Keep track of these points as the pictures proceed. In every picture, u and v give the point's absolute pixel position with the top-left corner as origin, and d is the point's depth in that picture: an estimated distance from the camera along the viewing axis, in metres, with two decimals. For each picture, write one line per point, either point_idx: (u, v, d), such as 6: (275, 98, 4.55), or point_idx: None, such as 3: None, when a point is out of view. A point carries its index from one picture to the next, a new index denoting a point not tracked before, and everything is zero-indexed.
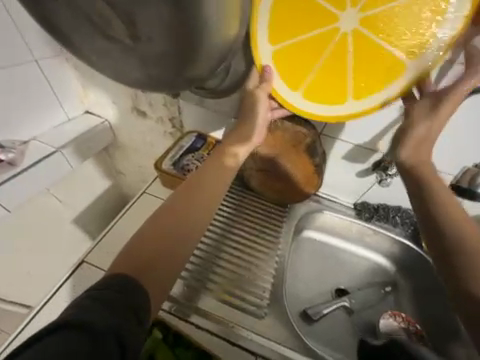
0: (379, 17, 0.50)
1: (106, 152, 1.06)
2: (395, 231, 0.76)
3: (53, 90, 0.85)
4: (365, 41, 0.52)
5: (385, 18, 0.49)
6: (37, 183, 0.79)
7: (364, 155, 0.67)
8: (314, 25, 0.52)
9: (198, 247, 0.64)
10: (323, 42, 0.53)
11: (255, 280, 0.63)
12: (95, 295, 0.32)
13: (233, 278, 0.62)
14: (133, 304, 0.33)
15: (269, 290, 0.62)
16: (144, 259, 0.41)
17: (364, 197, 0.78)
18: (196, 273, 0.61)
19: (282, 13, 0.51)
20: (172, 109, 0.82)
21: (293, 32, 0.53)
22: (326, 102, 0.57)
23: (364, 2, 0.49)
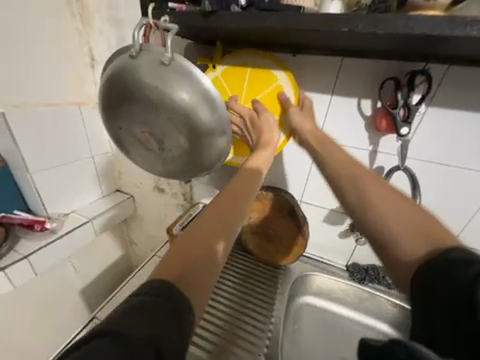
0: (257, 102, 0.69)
1: (125, 223, 1.23)
2: (390, 292, 0.78)
3: (97, 173, 1.12)
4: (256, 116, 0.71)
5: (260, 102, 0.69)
6: (64, 249, 0.92)
7: (340, 218, 0.79)
8: None
9: (209, 315, 0.68)
10: None
11: (260, 342, 0.62)
12: (135, 302, 0.30)
13: (242, 343, 0.62)
14: (175, 310, 0.31)
15: (263, 352, 0.61)
16: (187, 259, 0.37)
17: (353, 258, 0.84)
18: (220, 346, 0.61)
19: None
20: (184, 186, 1.04)
21: None
22: None
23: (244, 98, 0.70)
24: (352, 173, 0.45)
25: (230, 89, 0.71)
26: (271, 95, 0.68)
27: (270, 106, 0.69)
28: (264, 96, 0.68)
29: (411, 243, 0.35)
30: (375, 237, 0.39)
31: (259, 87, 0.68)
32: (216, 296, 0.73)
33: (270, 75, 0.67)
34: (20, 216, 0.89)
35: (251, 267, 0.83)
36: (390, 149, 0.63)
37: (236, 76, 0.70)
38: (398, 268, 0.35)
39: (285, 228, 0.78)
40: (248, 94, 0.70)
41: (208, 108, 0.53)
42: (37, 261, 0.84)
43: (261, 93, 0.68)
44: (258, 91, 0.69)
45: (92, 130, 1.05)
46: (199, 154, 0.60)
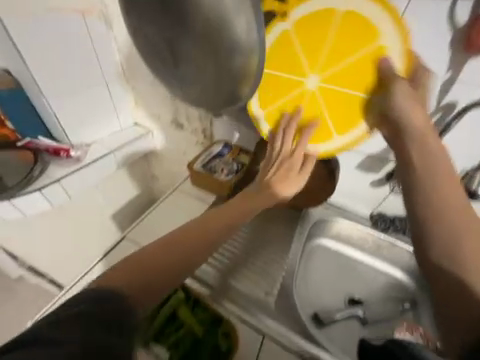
0: (339, 74, 0.58)
1: (146, 159, 1.22)
2: (412, 243, 0.76)
3: (112, 101, 1.03)
4: (331, 92, 0.60)
5: (344, 73, 0.57)
6: (92, 177, 0.96)
7: (377, 165, 0.71)
8: (288, 89, 0.63)
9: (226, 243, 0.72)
10: (297, 98, 0.63)
11: (267, 270, 0.68)
12: (72, 314, 0.35)
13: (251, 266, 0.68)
14: (123, 322, 0.38)
15: (279, 280, 0.65)
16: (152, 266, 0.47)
17: (380, 208, 0.79)
18: (232, 267, 0.67)
19: (262, 88, 0.65)
20: (204, 122, 0.96)
21: (274, 99, 0.65)
22: (312, 143, 0.65)
23: (323, 62, 0.58)
24: (434, 187, 0.44)
25: (305, 52, 0.58)
26: (365, 59, 0.54)
27: (361, 75, 0.56)
28: (353, 60, 0.55)
29: (475, 270, 0.39)
30: (436, 244, 0.42)
31: (349, 43, 0.54)
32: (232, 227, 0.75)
33: (369, 28, 0.52)
34: (45, 142, 0.90)
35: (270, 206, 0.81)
36: (473, 79, 0.51)
37: (316, 31, 0.55)
38: (445, 278, 0.40)
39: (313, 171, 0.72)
40: (328, 60, 0.57)
41: (246, 20, 0.45)
42: (69, 185, 0.90)
43: (349, 59, 0.56)
44: (347, 54, 0.55)
45: (104, 50, 0.93)
46: (219, 81, 0.52)
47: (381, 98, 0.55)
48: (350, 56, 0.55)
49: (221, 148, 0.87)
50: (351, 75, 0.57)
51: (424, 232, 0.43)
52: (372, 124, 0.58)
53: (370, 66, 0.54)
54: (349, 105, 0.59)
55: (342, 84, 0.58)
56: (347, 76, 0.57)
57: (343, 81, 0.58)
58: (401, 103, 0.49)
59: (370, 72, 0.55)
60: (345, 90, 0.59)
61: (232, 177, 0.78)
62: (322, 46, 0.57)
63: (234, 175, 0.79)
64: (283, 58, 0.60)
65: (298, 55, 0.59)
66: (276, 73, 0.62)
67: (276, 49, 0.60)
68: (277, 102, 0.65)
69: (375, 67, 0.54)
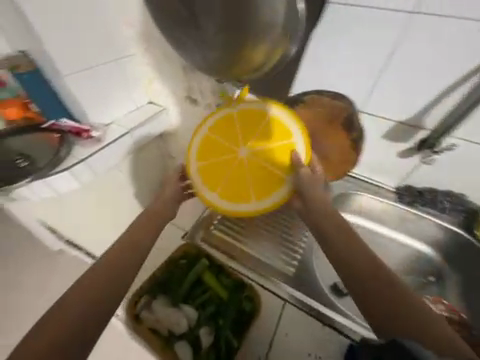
0: (263, 152, 0.64)
1: (163, 138, 1.23)
2: (442, 217, 0.71)
3: (126, 79, 1.03)
4: (257, 165, 0.65)
5: (265, 152, 0.64)
6: (114, 156, 0.99)
7: (407, 134, 0.65)
8: (223, 155, 0.67)
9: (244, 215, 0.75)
10: (239, 171, 0.66)
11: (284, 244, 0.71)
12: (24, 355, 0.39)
13: (268, 239, 0.71)
14: None
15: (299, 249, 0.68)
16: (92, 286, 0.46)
17: (407, 181, 0.74)
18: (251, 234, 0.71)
19: (208, 146, 0.68)
20: (219, 95, 0.93)
21: (214, 156, 0.68)
22: (234, 202, 0.66)
23: (251, 142, 0.65)
24: (342, 239, 0.49)
25: (242, 132, 0.66)
26: (286, 148, 0.63)
27: (278, 157, 0.63)
28: (270, 146, 0.64)
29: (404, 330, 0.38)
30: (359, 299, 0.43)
31: (274, 137, 0.64)
32: None
33: (286, 130, 0.63)
34: (68, 123, 0.93)
35: None
36: None
37: (253, 115, 0.65)
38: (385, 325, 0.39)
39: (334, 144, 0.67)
40: (255, 141, 0.65)
41: None
42: (94, 165, 0.94)
43: (264, 143, 0.64)
44: (266, 140, 0.64)
45: (113, 25, 0.91)
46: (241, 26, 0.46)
47: (280, 193, 0.64)
48: (269, 142, 0.64)
49: None
50: (272, 134, 0.63)
51: (354, 276, 0.44)
52: (283, 197, 0.64)
53: (282, 154, 0.63)
54: (243, 190, 0.66)
55: (264, 160, 0.64)
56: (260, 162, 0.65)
57: (270, 160, 0.64)
58: (311, 185, 0.58)
59: (281, 162, 0.63)
60: (248, 176, 0.65)
61: None
62: (255, 132, 0.65)
63: None
64: (221, 135, 0.67)
65: (233, 131, 0.66)
66: (221, 139, 0.67)
67: (243, 116, 0.66)
68: (214, 186, 0.67)
69: (290, 155, 0.62)
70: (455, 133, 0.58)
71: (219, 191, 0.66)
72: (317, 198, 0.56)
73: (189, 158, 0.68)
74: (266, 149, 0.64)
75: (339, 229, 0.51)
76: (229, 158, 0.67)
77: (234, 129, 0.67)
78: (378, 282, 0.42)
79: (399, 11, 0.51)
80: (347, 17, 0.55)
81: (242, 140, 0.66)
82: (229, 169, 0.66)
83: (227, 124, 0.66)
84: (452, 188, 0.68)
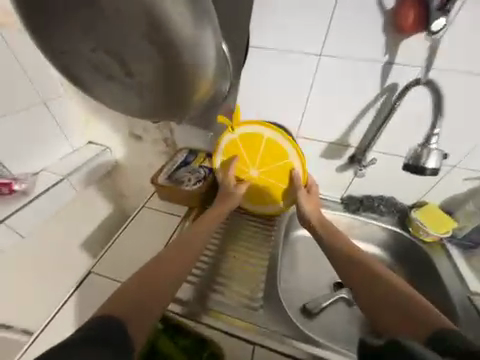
0: (270, 171, 0.67)
1: (109, 178, 1.13)
2: (381, 218, 0.78)
3: (57, 122, 0.94)
4: (264, 181, 0.69)
5: (270, 171, 0.67)
6: (46, 209, 0.85)
7: (339, 151, 0.71)
8: (246, 174, 0.69)
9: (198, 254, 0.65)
10: (261, 186, 0.70)
11: (247, 277, 0.61)
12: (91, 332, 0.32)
13: (229, 276, 0.61)
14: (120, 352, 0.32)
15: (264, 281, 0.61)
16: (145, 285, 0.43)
17: (349, 191, 0.81)
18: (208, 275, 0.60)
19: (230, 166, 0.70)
20: (164, 131, 0.91)
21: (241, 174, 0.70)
22: (258, 206, 0.74)
23: (257, 164, 0.67)
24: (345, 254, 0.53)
25: (249, 154, 0.66)
26: (287, 168, 0.66)
27: (281, 177, 0.68)
28: (279, 167, 0.66)
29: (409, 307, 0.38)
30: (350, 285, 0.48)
31: (276, 159, 0.65)
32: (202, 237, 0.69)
33: (283, 152, 0.64)
34: None
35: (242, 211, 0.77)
36: (411, 60, 0.54)
37: (251, 142, 0.65)
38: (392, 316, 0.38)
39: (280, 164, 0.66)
40: (260, 163, 0.66)
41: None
42: (18, 224, 0.78)
43: (273, 164, 0.66)
44: (269, 162, 0.66)
45: (39, 70, 0.85)
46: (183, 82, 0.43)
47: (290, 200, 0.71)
48: (277, 164, 0.66)
49: (185, 156, 0.83)
50: (273, 156, 0.64)
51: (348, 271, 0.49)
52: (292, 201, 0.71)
53: (281, 174, 0.67)
54: (262, 198, 0.72)
55: (269, 178, 0.68)
56: (268, 182, 0.69)
57: (271, 179, 0.68)
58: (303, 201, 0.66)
59: (284, 178, 0.67)
60: (259, 189, 0.70)
61: (200, 185, 0.73)
62: (257, 154, 0.65)
63: (202, 182, 0.73)
64: (232, 156, 0.68)
65: (242, 156, 0.67)
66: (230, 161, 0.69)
67: (244, 137, 0.65)
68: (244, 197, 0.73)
69: (290, 176, 0.67)
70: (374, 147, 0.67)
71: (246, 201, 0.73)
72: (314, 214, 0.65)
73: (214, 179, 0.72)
74: (268, 170, 0.67)
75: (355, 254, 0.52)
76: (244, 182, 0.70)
77: (240, 151, 0.67)
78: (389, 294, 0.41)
79: (308, 54, 0.59)
80: (268, 61, 0.62)
81: (247, 160, 0.68)
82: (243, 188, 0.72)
83: (235, 150, 0.67)
84: (383, 193, 0.77)
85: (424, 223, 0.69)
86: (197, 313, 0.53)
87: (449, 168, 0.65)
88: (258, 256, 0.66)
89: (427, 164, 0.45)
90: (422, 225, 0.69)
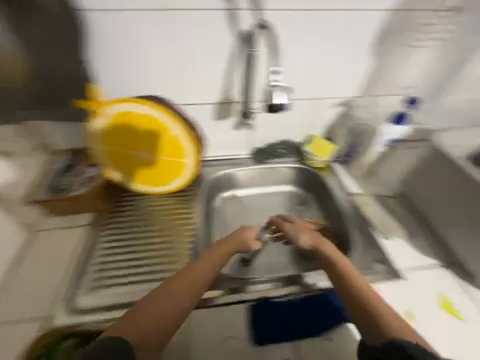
0: (158, 149, 0.64)
1: None
2: (286, 160, 0.85)
3: None
4: (157, 160, 0.66)
5: (157, 148, 0.64)
6: None
7: (227, 109, 0.72)
8: (136, 157, 0.65)
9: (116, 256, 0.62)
10: (156, 166, 0.67)
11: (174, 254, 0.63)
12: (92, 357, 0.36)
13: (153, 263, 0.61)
14: None
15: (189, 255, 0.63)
16: (158, 318, 0.42)
17: (254, 144, 0.85)
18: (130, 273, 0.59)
19: (115, 154, 0.64)
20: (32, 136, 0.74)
21: (132, 159, 0.65)
22: (162, 186, 0.71)
23: (142, 145, 0.63)
24: (349, 271, 0.49)
25: (129, 137, 0.62)
26: (173, 141, 0.63)
27: (171, 152, 0.64)
28: (164, 142, 0.63)
29: (397, 327, 0.42)
30: (349, 299, 0.46)
31: (158, 135, 0.62)
32: (117, 238, 0.65)
33: (161, 126, 0.61)
34: None
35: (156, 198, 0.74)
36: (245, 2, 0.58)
37: (126, 123, 0.60)
38: (383, 329, 0.42)
39: (168, 140, 0.63)
40: (143, 143, 0.63)
41: None
42: None
43: (159, 140, 0.62)
44: (152, 140, 0.62)
45: None
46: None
47: (190, 172, 0.68)
48: (161, 140, 0.62)
49: (68, 159, 0.73)
50: (153, 132, 0.61)
51: (346, 290, 0.47)
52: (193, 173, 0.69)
53: (169, 149, 0.64)
54: (163, 177, 0.69)
55: (160, 155, 0.65)
56: (161, 159, 0.65)
57: (162, 156, 0.65)
58: (297, 234, 0.59)
59: (175, 152, 0.64)
60: (156, 168, 0.67)
61: (92, 187, 0.67)
62: (137, 135, 0.61)
63: (95, 180, 0.68)
64: (113, 143, 0.62)
65: (123, 138, 0.62)
66: (114, 148, 0.63)
67: (117, 120, 0.60)
68: (145, 181, 0.70)
69: (178, 148, 0.64)
70: (255, 98, 0.71)
71: (149, 183, 0.70)
72: (325, 245, 0.55)
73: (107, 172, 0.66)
74: (155, 148, 0.64)
75: (354, 272, 0.50)
76: (136, 163, 0.66)
77: (119, 136, 0.62)
78: (375, 309, 0.44)
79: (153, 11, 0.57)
80: (119, 28, 0.59)
81: (131, 144, 0.63)
82: (140, 172, 0.68)
83: (112, 135, 0.61)
84: (279, 138, 0.84)
85: (315, 154, 0.81)
86: (129, 307, 0.53)
87: (317, 100, 0.76)
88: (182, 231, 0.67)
89: (278, 101, 0.47)
90: (313, 156, 0.82)
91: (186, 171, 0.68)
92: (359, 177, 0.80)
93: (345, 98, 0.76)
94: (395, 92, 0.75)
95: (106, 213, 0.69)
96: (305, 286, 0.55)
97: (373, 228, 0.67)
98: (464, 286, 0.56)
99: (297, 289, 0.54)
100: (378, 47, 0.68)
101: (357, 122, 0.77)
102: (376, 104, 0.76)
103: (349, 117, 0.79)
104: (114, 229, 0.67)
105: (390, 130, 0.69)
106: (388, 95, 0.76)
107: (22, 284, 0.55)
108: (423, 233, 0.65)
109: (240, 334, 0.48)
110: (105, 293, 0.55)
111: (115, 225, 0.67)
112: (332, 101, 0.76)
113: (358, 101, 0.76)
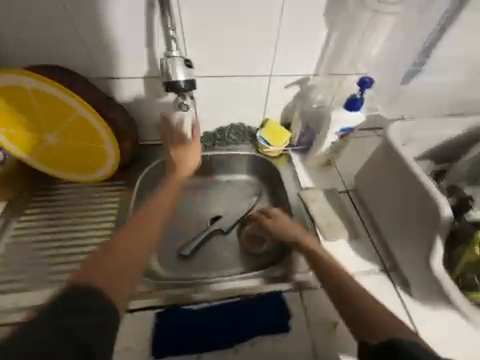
0: (66, 132, 0.54)
1: None
2: (238, 147, 0.76)
3: None
4: (69, 145, 0.56)
5: (65, 131, 0.54)
6: None
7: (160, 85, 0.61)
8: (45, 141, 0.56)
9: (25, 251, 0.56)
10: (71, 152, 0.58)
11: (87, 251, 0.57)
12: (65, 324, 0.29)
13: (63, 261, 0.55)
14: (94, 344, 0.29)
15: None
16: (114, 271, 0.35)
17: (203, 128, 0.74)
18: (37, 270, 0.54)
19: (19, 137, 0.55)
20: None
21: (40, 143, 0.56)
22: (86, 175, 0.63)
23: (46, 126, 0.53)
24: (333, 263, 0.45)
25: (27, 117, 0.51)
26: (80, 123, 0.52)
27: (83, 136, 0.55)
28: (71, 124, 0.53)
29: (390, 322, 0.35)
30: (335, 290, 0.41)
31: (60, 115, 0.51)
32: (30, 232, 0.59)
33: (62, 103, 0.50)
34: None
35: (82, 187, 0.66)
36: None
37: (17, 100, 0.49)
38: (376, 324, 0.35)
39: (75, 121, 0.52)
40: (46, 125, 0.53)
41: None
42: None
43: (63, 123, 0.53)
44: (55, 121, 0.52)
45: None
46: None
47: (112, 159, 0.59)
48: (66, 121, 0.52)
49: None
50: (53, 111, 0.51)
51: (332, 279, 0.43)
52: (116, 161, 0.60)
53: (79, 132, 0.54)
54: (83, 164, 0.60)
55: (72, 139, 0.55)
56: (74, 145, 0.56)
57: (74, 141, 0.55)
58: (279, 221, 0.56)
59: (87, 136, 0.55)
60: (72, 154, 0.58)
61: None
62: (36, 115, 0.51)
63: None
64: (11, 124, 0.53)
65: (19, 118, 0.52)
66: (15, 130, 0.54)
67: (4, 96, 0.49)
68: (64, 169, 0.61)
69: (90, 131, 0.54)
70: None
71: (70, 170, 0.62)
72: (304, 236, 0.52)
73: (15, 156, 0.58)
74: (62, 131, 0.54)
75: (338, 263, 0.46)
76: (44, 148, 0.57)
77: (14, 115, 0.51)
78: (350, 286, 0.41)
79: None
80: None
81: (32, 125, 0.53)
82: (55, 158, 0.59)
83: (6, 114, 0.51)
84: (231, 121, 0.74)
85: (269, 142, 0.72)
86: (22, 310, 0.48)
87: (269, 78, 0.63)
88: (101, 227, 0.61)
89: (176, 78, 0.38)
90: (268, 146, 0.72)
91: (108, 159, 0.59)
92: (315, 168, 0.72)
93: (303, 76, 0.64)
94: (361, 69, 0.62)
95: (21, 204, 0.62)
96: (222, 293, 0.49)
97: (317, 227, 0.60)
98: (399, 297, 0.51)
99: (213, 295, 0.49)
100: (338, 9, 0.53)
101: (314, 105, 0.68)
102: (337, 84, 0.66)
103: (306, 99, 0.68)
104: (27, 220, 0.60)
105: (342, 119, 0.57)
106: (353, 73, 0.63)
107: None
108: (367, 236, 0.59)
109: (135, 345, 0.43)
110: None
111: (29, 217, 0.61)
112: (288, 80, 0.64)
113: (315, 81, 0.65)
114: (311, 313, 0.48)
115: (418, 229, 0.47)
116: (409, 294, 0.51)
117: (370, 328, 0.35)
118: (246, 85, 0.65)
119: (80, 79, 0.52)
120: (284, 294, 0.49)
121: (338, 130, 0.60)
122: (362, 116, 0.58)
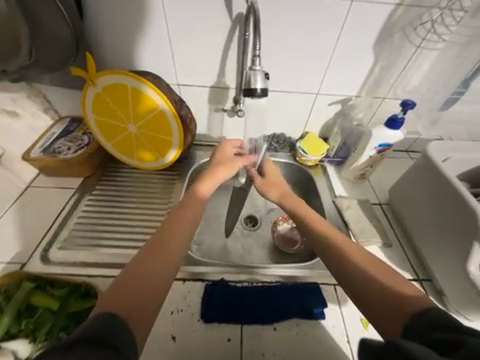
0: (146, 124, 0.66)
1: None
2: (277, 155, 0.83)
3: None
4: (143, 134, 0.67)
5: (145, 123, 0.65)
6: None
7: (222, 95, 0.72)
8: (123, 130, 0.67)
9: (95, 219, 0.66)
10: (142, 140, 0.69)
11: (145, 226, 0.65)
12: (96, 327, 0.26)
13: (125, 229, 0.64)
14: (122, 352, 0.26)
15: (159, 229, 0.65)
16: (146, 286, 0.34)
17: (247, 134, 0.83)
18: (103, 235, 0.62)
19: (106, 125, 0.67)
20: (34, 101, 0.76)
21: (120, 131, 0.68)
22: (148, 162, 0.74)
23: (131, 117, 0.65)
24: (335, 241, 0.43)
25: (120, 109, 0.64)
26: (159, 117, 0.64)
27: (158, 128, 0.66)
28: (151, 117, 0.64)
29: (400, 303, 0.32)
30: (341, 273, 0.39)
31: (145, 110, 0.63)
32: (99, 204, 0.69)
33: (149, 100, 0.62)
34: None
35: (143, 174, 0.78)
36: None
37: (117, 94, 0.62)
38: (389, 314, 0.32)
39: (155, 115, 0.64)
40: (133, 116, 0.65)
41: None
42: None
43: (146, 116, 0.64)
44: (140, 114, 0.64)
45: None
46: None
47: (174, 150, 0.69)
48: (148, 115, 0.64)
49: (67, 125, 0.77)
50: (141, 106, 0.63)
51: (336, 259, 0.41)
52: (178, 153, 0.70)
53: (156, 125, 0.65)
54: (148, 152, 0.71)
55: (147, 130, 0.67)
56: (147, 135, 0.67)
57: (149, 131, 0.67)
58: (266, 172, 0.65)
59: (162, 128, 0.66)
60: (142, 142, 0.69)
61: (81, 151, 0.70)
62: (127, 108, 0.63)
63: (84, 148, 0.71)
64: (104, 113, 0.65)
65: (113, 109, 0.64)
66: (105, 119, 0.66)
67: (108, 91, 0.62)
68: (132, 155, 0.72)
69: (165, 124, 0.65)
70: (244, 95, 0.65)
71: (136, 157, 0.73)
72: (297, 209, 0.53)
73: (99, 139, 0.70)
74: (143, 123, 0.65)
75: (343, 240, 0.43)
76: (124, 136, 0.68)
77: (109, 106, 0.64)
78: (360, 264, 0.38)
79: None
80: None
81: (120, 116, 0.65)
82: (129, 145, 0.70)
83: (104, 105, 0.64)
84: (274, 131, 0.82)
85: (307, 152, 0.77)
86: (92, 264, 0.55)
87: (315, 96, 0.72)
88: (158, 208, 0.70)
89: (254, 86, 0.48)
90: (306, 154, 0.78)
91: (172, 149, 0.69)
92: (348, 180, 0.77)
93: (345, 96, 0.72)
94: (400, 95, 0.71)
95: (94, 180, 0.74)
96: (263, 276, 0.54)
97: (351, 232, 0.64)
98: None
99: (254, 277, 0.54)
100: (386, 42, 0.62)
101: (354, 122, 0.75)
102: (376, 106, 0.74)
103: (346, 117, 0.76)
104: (98, 194, 0.71)
105: (382, 135, 0.64)
106: (391, 97, 0.71)
107: (5, 230, 0.60)
108: (400, 247, 0.62)
109: (187, 308, 0.49)
110: (73, 248, 0.58)
111: (99, 191, 0.72)
112: (331, 99, 0.73)
113: (356, 101, 0.73)
114: (344, 306, 0.51)
115: (453, 238, 0.51)
116: (442, 304, 0.53)
117: (385, 314, 0.32)
118: (294, 100, 0.73)
119: (164, 83, 0.64)
120: (320, 285, 0.53)
121: (376, 145, 0.66)
122: (401, 135, 0.64)
